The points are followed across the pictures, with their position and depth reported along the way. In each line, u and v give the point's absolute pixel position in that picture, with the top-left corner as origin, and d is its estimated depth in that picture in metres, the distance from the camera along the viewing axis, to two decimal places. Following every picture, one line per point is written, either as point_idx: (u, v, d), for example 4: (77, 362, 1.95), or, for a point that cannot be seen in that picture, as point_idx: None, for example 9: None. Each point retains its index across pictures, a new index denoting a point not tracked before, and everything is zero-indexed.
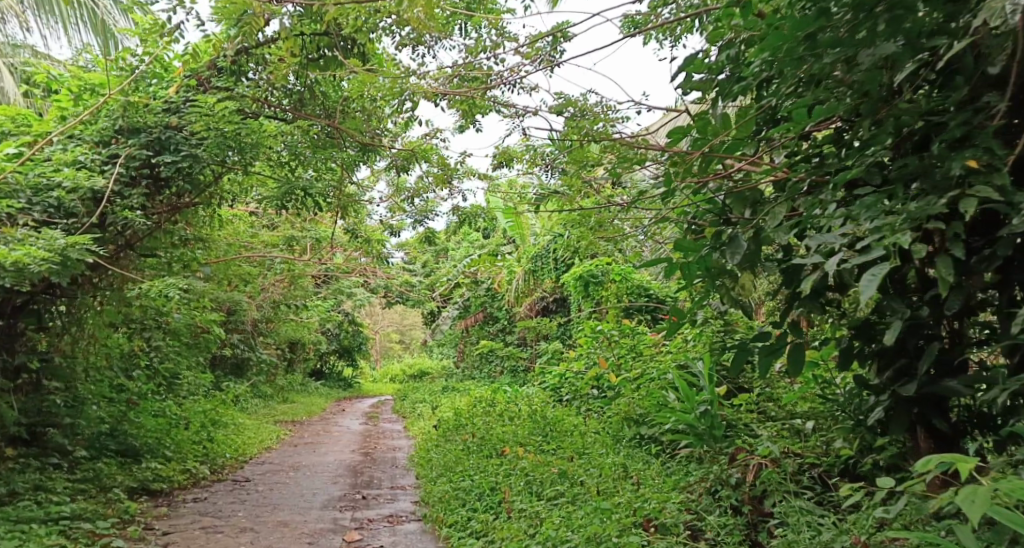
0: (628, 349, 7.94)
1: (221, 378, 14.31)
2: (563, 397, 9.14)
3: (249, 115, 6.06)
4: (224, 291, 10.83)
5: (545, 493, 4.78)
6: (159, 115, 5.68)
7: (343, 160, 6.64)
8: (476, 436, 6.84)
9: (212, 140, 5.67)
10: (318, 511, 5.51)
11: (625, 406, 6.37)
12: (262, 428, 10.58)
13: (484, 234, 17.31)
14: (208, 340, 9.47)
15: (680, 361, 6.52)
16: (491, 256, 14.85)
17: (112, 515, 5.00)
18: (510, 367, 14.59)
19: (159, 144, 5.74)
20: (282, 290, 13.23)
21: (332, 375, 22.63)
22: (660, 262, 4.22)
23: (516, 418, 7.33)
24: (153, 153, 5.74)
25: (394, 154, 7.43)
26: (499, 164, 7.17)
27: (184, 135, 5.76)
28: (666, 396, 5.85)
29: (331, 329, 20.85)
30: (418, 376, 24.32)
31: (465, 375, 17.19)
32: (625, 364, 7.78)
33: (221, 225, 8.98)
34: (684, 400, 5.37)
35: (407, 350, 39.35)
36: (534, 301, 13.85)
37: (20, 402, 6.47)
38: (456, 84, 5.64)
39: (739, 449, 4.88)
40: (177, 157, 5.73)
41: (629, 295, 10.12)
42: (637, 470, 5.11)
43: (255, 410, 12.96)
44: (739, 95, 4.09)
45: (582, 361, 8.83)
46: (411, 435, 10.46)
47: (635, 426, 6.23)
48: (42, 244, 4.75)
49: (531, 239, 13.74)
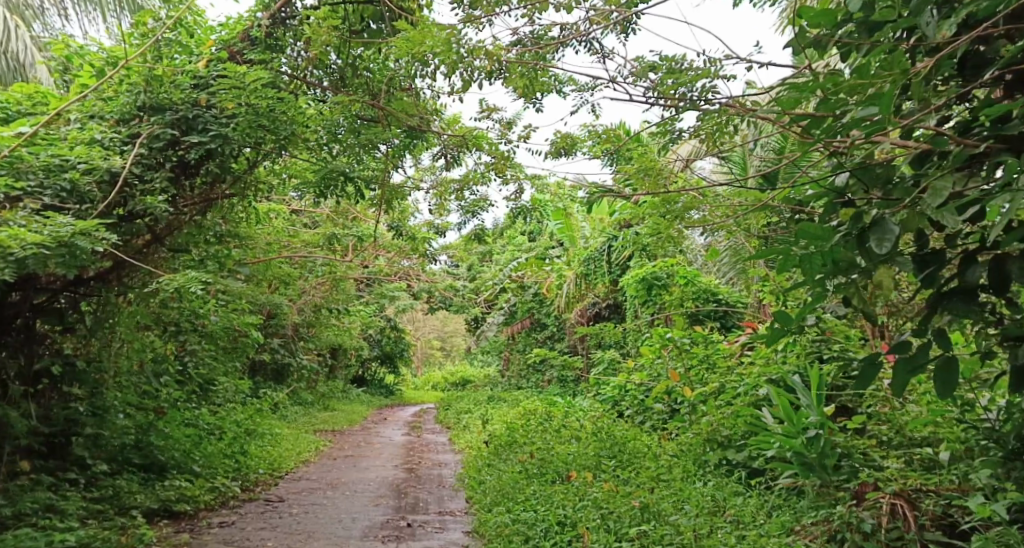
0: (702, 360, 7.10)
1: (260, 384, 13.82)
2: (626, 412, 8.33)
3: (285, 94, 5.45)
4: (262, 292, 10.30)
5: (628, 534, 4.01)
6: (186, 91, 5.07)
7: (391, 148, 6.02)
8: (535, 456, 6.07)
9: (244, 119, 5.04)
10: (357, 541, 4.82)
11: (706, 425, 5.57)
12: (301, 438, 10.01)
13: (531, 237, 16.64)
14: (245, 344, 8.91)
15: (770, 376, 5.66)
16: (539, 260, 14.03)
17: (125, 543, 4.38)
18: (559, 377, 13.85)
19: (186, 123, 5.14)
20: (324, 293, 12.74)
21: (373, 383, 22.20)
22: (778, 256, 3.46)
23: (578, 436, 6.56)
24: (180, 133, 5.13)
25: (443, 141, 6.78)
26: (561, 153, 6.44)
27: (213, 114, 5.16)
28: (762, 416, 5.02)
29: (373, 336, 20.36)
30: (461, 385, 23.66)
31: (511, 385, 16.45)
32: (698, 377, 6.99)
33: (259, 221, 8.44)
34: (786, 421, 4.55)
35: (448, 357, 38.81)
36: (585, 306, 13.05)
37: (39, 409, 5.93)
38: (518, 53, 4.94)
39: (863, 485, 4.08)
40: (205, 138, 5.11)
41: (695, 300, 9.29)
42: (734, 507, 4.32)
43: (295, 418, 12.43)
44: (870, 46, 3.33)
45: (646, 372, 8.03)
46: (457, 449, 9.77)
47: (720, 449, 5.42)
48: (47, 230, 4.15)
49: (581, 241, 12.97)
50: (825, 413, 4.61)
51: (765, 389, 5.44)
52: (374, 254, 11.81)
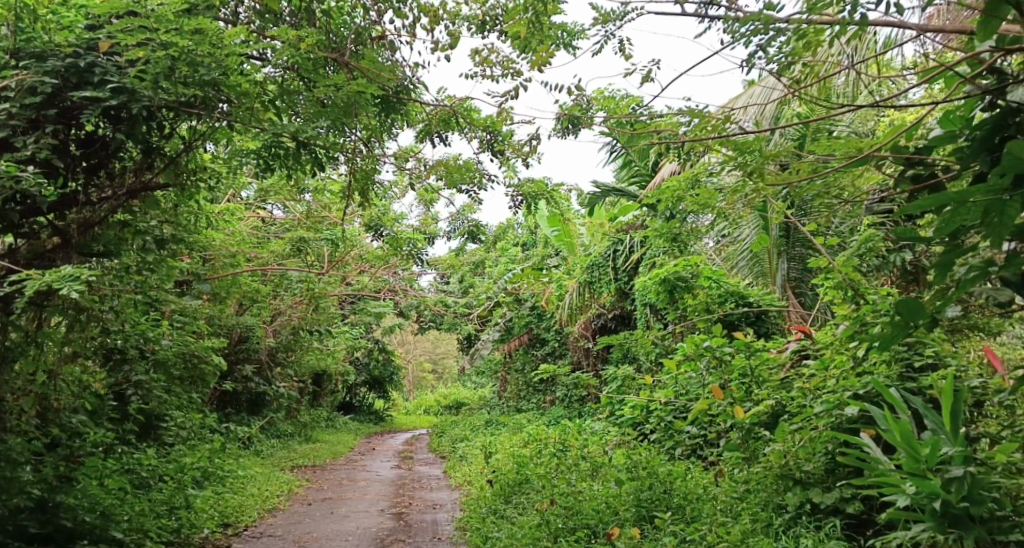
0: (749, 375, 5.85)
1: (232, 417, 12.44)
2: (651, 437, 7.08)
3: (253, 37, 4.34)
4: (224, 311, 9.05)
5: None
6: (78, 32, 3.97)
7: (372, 126, 4.89)
8: (557, 504, 4.84)
9: (153, 66, 3.89)
10: None
11: (776, 456, 4.37)
12: (274, 478, 8.69)
13: (526, 248, 15.42)
14: (206, 372, 7.64)
15: (857, 391, 4.44)
16: (537, 268, 12.77)
17: None
18: (563, 397, 12.56)
19: (77, 72, 3.99)
20: (301, 313, 11.47)
21: (362, 408, 20.87)
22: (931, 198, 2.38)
23: (606, 475, 5.31)
24: (70, 85, 3.99)
25: (432, 114, 5.65)
26: (568, 128, 5.18)
27: (114, 62, 4.05)
28: (866, 447, 3.81)
29: (360, 358, 19.02)
30: (455, 407, 22.36)
31: (510, 407, 15.13)
32: (744, 392, 5.79)
33: (214, 225, 7.21)
34: (909, 454, 3.37)
35: (440, 380, 37.44)
36: (589, 319, 11.78)
37: None
38: None
39: None
40: (102, 91, 3.97)
41: (722, 304, 8.09)
42: None
43: (270, 454, 11.07)
44: None
45: (674, 389, 6.79)
46: (453, 485, 8.46)
47: (799, 489, 4.21)
48: None
49: (581, 249, 11.83)
50: (962, 441, 3.44)
51: (855, 408, 4.22)
52: (356, 268, 10.58)
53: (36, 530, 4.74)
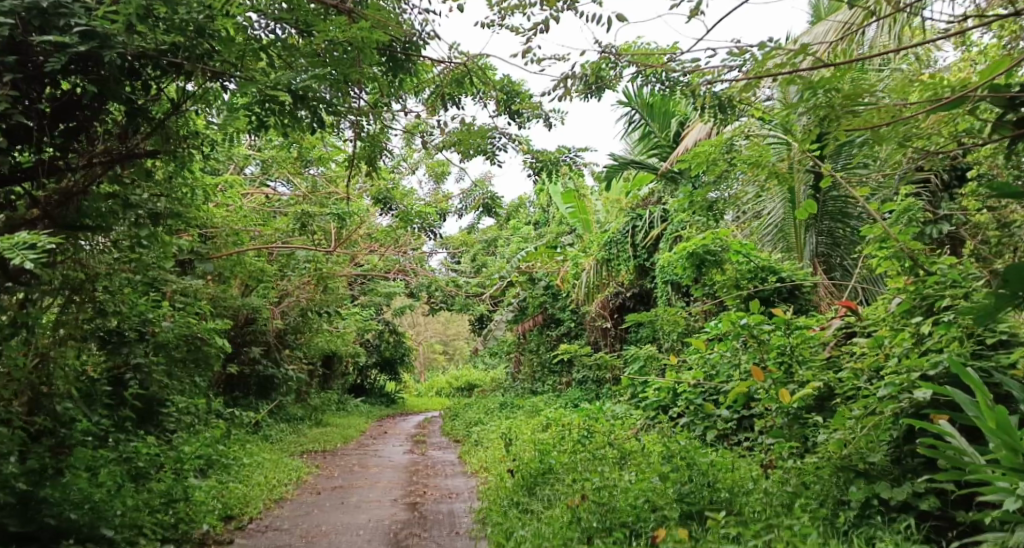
0: (788, 354, 5.33)
1: (241, 400, 12.11)
2: (680, 421, 6.65)
3: None
4: (227, 292, 8.65)
5: None
6: None
7: (379, 84, 4.42)
8: (589, 499, 4.44)
9: (127, 8, 3.48)
10: None
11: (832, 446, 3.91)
12: (281, 465, 8.31)
13: (539, 227, 14.99)
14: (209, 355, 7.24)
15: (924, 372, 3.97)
16: (552, 246, 12.33)
17: None
18: (580, 378, 12.13)
19: (43, 18, 3.58)
20: (309, 294, 11.06)
21: (373, 391, 20.56)
22: None
23: (639, 464, 4.90)
24: (37, 33, 3.60)
25: (444, 74, 5.16)
26: (592, 87, 4.68)
27: (84, 5, 3.64)
28: (949, 436, 3.35)
29: (371, 340, 18.67)
30: (468, 391, 22.09)
31: (524, 389, 14.74)
32: (786, 375, 5.32)
33: (213, 199, 6.79)
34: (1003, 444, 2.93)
35: (451, 361, 37.17)
36: (607, 297, 11.33)
37: None
38: None
39: None
40: (71, 38, 3.56)
41: (752, 280, 7.61)
42: None
43: (278, 439, 10.71)
44: None
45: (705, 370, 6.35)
46: (469, 472, 8.05)
47: None
48: None
49: (597, 226, 11.37)
50: None
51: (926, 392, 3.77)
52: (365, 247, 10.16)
53: (17, 529, 4.43)
